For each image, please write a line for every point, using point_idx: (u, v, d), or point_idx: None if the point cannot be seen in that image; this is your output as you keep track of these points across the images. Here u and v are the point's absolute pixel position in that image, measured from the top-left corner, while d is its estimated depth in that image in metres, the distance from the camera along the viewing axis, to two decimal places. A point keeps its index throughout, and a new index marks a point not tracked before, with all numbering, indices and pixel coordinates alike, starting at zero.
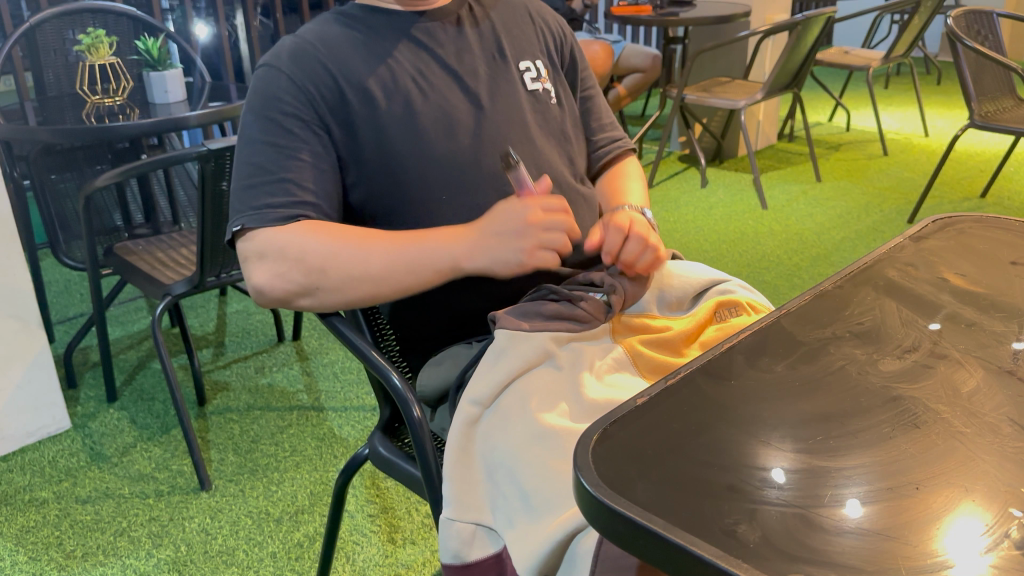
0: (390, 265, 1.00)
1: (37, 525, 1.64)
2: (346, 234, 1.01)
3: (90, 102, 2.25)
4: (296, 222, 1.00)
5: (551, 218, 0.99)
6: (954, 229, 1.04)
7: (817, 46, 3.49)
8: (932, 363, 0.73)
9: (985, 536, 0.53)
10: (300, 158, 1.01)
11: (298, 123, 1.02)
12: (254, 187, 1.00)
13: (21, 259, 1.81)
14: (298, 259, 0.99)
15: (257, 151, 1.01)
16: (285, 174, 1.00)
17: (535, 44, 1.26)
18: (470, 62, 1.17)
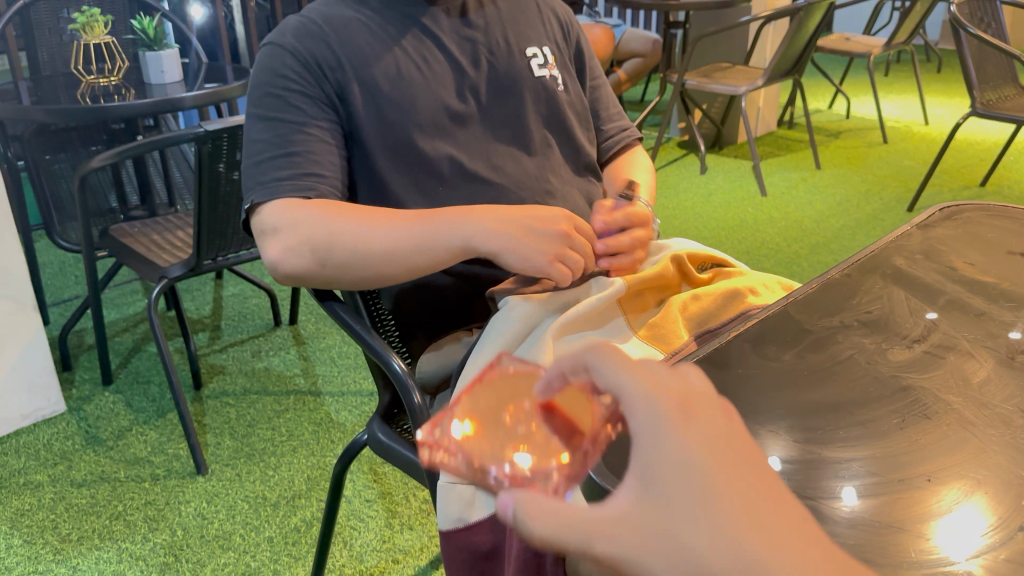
0: (399, 244, 0.97)
1: (32, 508, 1.63)
2: (352, 208, 1.00)
3: (85, 81, 2.23)
4: (312, 199, 0.99)
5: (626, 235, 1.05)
6: (961, 217, 1.03)
7: (817, 32, 3.46)
8: (943, 354, 0.72)
9: (987, 527, 0.52)
10: (308, 133, 1.01)
11: (305, 100, 1.02)
12: (263, 164, 1.01)
13: (14, 241, 1.79)
14: (307, 233, 0.97)
15: (265, 128, 1.01)
16: (296, 148, 1.00)
17: (541, 31, 1.24)
18: (475, 49, 1.14)
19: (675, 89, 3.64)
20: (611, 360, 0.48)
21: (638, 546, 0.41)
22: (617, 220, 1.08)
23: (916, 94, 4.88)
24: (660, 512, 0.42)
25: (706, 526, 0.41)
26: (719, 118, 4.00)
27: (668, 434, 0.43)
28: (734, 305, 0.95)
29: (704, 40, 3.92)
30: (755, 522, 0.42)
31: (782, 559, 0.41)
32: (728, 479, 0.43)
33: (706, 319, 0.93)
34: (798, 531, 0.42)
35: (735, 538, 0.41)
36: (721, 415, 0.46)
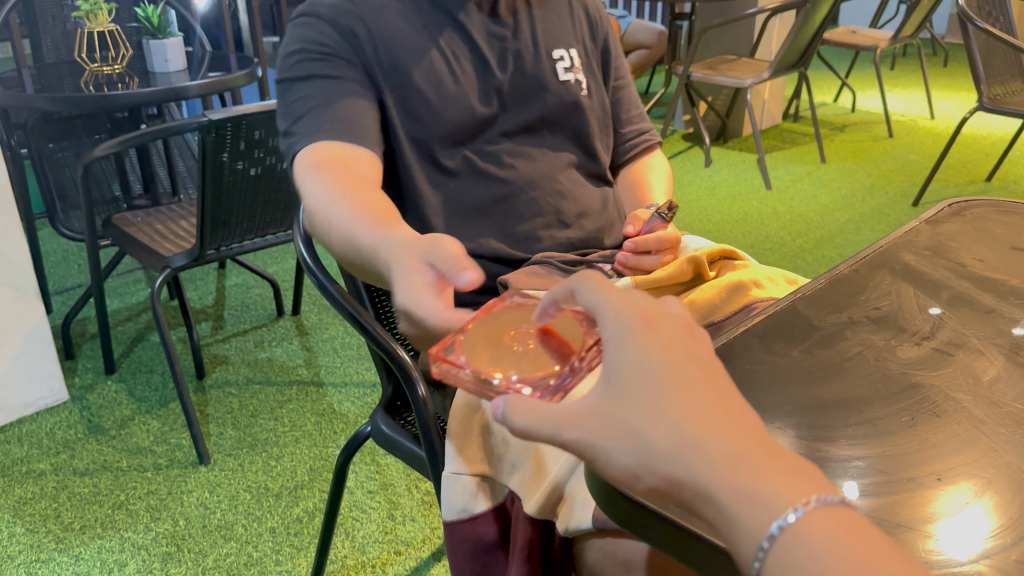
0: (338, 246, 0.87)
1: (34, 497, 1.63)
2: (333, 181, 0.92)
3: (88, 69, 2.22)
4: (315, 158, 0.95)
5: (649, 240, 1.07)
6: (969, 214, 1.02)
7: (824, 26, 3.44)
8: (952, 351, 0.71)
9: (990, 532, 0.52)
10: (349, 98, 1.01)
11: (342, 67, 1.02)
12: (301, 125, 1.00)
13: (18, 229, 1.79)
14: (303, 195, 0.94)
15: (303, 94, 1.01)
16: (328, 101, 1.00)
17: (570, 32, 1.23)
18: (503, 48, 1.14)
19: (680, 81, 3.63)
20: (591, 283, 0.53)
21: (595, 432, 0.47)
22: (651, 242, 1.07)
23: (922, 88, 4.86)
24: (615, 404, 0.47)
25: (652, 411, 0.46)
26: (724, 110, 3.99)
27: (625, 335, 0.48)
28: (738, 298, 0.94)
29: (710, 32, 3.90)
30: (699, 412, 0.46)
31: (719, 444, 0.45)
32: (679, 373, 0.47)
33: (710, 311, 0.93)
34: (739, 419, 0.47)
35: (678, 424, 0.46)
36: (685, 329, 0.50)
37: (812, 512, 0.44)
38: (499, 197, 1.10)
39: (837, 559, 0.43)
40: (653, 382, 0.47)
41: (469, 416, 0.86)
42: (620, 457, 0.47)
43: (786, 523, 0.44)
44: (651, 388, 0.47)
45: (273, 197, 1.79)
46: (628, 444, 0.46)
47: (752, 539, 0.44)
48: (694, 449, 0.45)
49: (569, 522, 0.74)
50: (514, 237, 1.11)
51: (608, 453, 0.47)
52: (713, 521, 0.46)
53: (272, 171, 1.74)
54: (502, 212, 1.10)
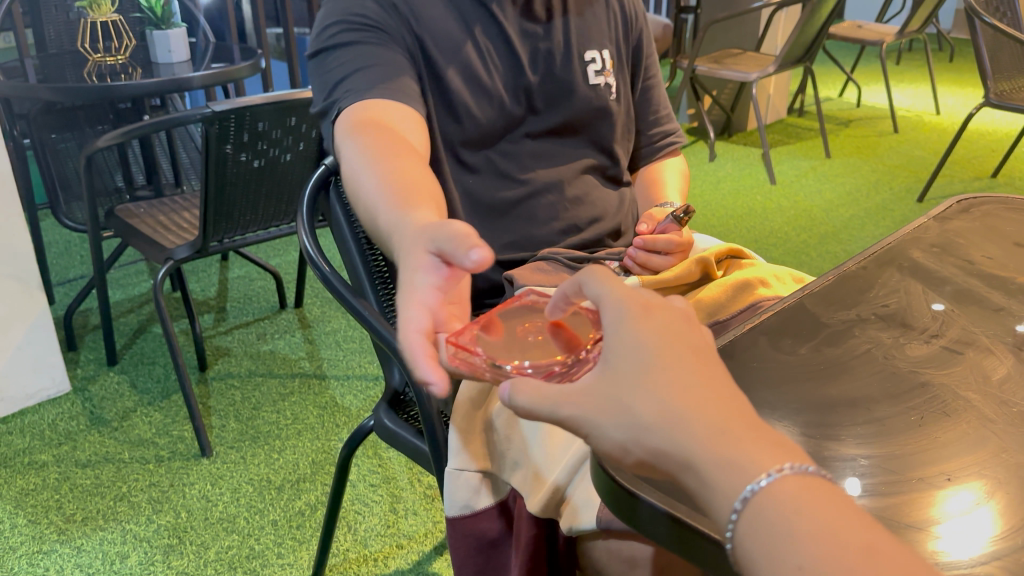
0: (367, 217, 0.85)
1: (36, 488, 1.63)
2: (370, 147, 0.90)
3: (91, 59, 2.21)
4: (361, 126, 0.93)
5: (661, 240, 1.06)
6: (977, 210, 1.01)
7: (830, 21, 3.42)
8: (961, 350, 0.71)
9: (993, 534, 0.51)
10: (397, 69, 1.00)
11: (388, 38, 1.02)
12: (354, 82, 0.98)
13: (20, 220, 1.78)
14: (345, 161, 0.91)
15: (352, 57, 1.00)
16: (374, 62, 0.99)
17: (605, 32, 1.20)
18: (535, 47, 1.12)
19: (685, 75, 3.62)
20: (597, 273, 0.54)
21: (591, 408, 0.49)
22: (661, 242, 1.06)
23: (928, 83, 4.84)
24: (611, 382, 0.49)
25: (645, 387, 0.48)
26: (729, 104, 3.97)
27: (623, 321, 0.50)
28: (744, 296, 0.93)
29: (716, 26, 3.88)
30: (688, 390, 0.48)
31: (706, 420, 0.47)
32: (672, 355, 0.49)
33: (717, 309, 0.93)
34: (725, 398, 0.48)
35: (668, 399, 0.47)
36: (683, 318, 0.52)
37: (785, 479, 0.45)
38: (507, 192, 1.09)
39: (807, 525, 0.44)
40: (648, 361, 0.48)
41: (471, 413, 0.86)
42: (613, 431, 0.48)
43: (758, 486, 0.45)
44: (644, 366, 0.48)
45: (276, 189, 1.79)
46: (620, 419, 0.48)
47: (727, 505, 0.46)
48: (682, 422, 0.47)
49: (574, 522, 0.75)
50: (522, 233, 1.10)
51: (601, 428, 0.48)
52: (695, 492, 0.47)
53: (275, 164, 1.74)
54: (516, 210, 1.10)
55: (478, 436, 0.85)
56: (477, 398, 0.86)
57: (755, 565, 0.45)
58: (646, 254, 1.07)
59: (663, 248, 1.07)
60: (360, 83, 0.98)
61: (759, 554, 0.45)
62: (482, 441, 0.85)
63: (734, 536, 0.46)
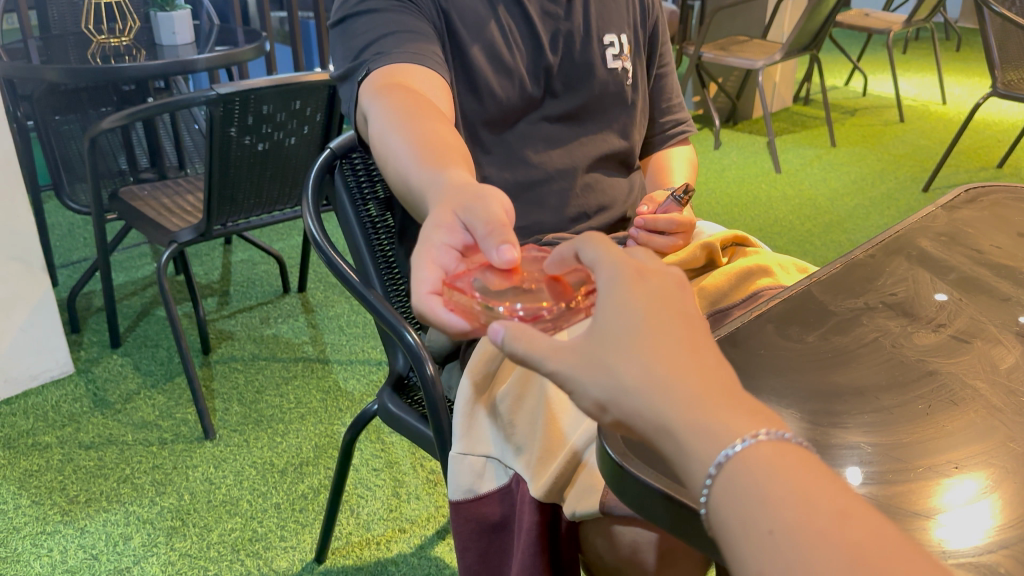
0: (394, 178, 0.84)
1: (40, 469, 1.64)
2: (393, 110, 0.89)
3: (95, 41, 2.20)
4: (391, 89, 0.92)
5: (662, 219, 1.05)
6: (985, 200, 1.01)
7: (837, 9, 3.39)
8: (970, 339, 0.71)
9: (993, 525, 0.51)
10: (423, 38, 1.00)
11: (415, 7, 1.01)
12: (384, 44, 0.98)
13: (25, 202, 1.78)
14: (377, 115, 0.90)
15: (380, 21, 0.99)
16: (407, 29, 0.99)
17: (624, 17, 1.19)
18: (555, 27, 1.11)
19: (692, 62, 3.60)
20: (595, 241, 0.55)
21: (577, 365, 0.48)
22: (662, 223, 1.05)
23: (934, 73, 4.81)
24: (598, 343, 0.48)
25: (631, 348, 0.47)
26: (734, 92, 3.96)
27: (618, 285, 0.50)
28: (747, 285, 0.93)
29: (723, 13, 3.86)
30: (673, 355, 0.47)
31: (688, 385, 0.46)
32: (663, 319, 0.48)
33: (720, 297, 0.92)
34: (709, 366, 0.47)
35: (651, 364, 0.46)
36: (678, 284, 0.51)
37: (760, 445, 0.45)
38: (518, 178, 1.09)
39: (781, 495, 0.44)
40: (636, 323, 0.48)
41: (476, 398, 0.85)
42: (593, 389, 0.47)
43: (733, 451, 0.45)
44: (632, 328, 0.47)
45: (280, 171, 1.78)
46: (602, 376, 0.47)
47: (701, 471, 0.45)
48: (662, 386, 0.46)
49: (577, 507, 0.76)
50: (531, 219, 1.09)
51: (583, 386, 0.48)
52: (671, 457, 0.47)
53: (279, 148, 1.73)
54: (528, 196, 1.09)
55: (481, 420, 0.85)
56: (481, 383, 0.85)
57: (728, 529, 0.45)
58: (650, 231, 1.06)
59: (665, 228, 1.06)
60: (391, 47, 0.97)
61: (732, 520, 0.44)
62: (485, 425, 0.85)
63: (708, 501, 0.46)
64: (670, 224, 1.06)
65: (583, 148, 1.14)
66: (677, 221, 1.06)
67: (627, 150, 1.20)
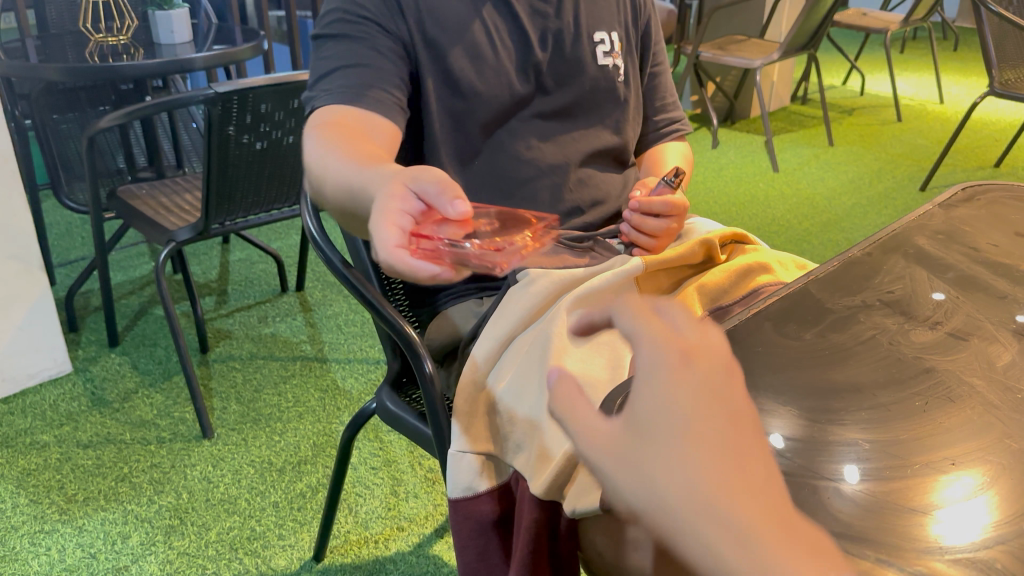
0: (332, 193, 0.86)
1: (38, 468, 1.64)
2: (318, 140, 0.91)
3: (94, 39, 2.20)
4: (333, 122, 0.93)
5: (657, 203, 1.05)
6: (982, 198, 1.01)
7: (834, 8, 3.39)
8: (967, 336, 0.71)
9: (991, 522, 0.50)
10: (380, 58, 0.98)
11: (378, 28, 1.00)
12: (333, 73, 0.98)
13: (22, 201, 1.78)
14: (321, 136, 0.90)
15: (339, 46, 0.99)
16: (361, 62, 0.97)
17: (613, 15, 1.20)
18: (545, 26, 1.12)
19: (689, 61, 3.61)
20: (632, 307, 0.45)
21: (611, 463, 0.40)
22: (656, 206, 1.05)
23: (932, 72, 4.82)
24: (637, 441, 0.40)
25: (676, 455, 0.39)
26: (732, 91, 3.96)
27: (662, 372, 0.41)
28: (746, 282, 0.94)
29: (720, 12, 3.86)
30: (723, 469, 0.39)
31: (741, 508, 0.38)
32: (713, 422, 0.40)
33: (719, 294, 0.92)
34: (764, 481, 0.40)
35: (699, 481, 0.39)
36: (730, 369, 0.43)
37: None
38: (510, 173, 1.08)
39: None
40: (682, 424, 0.40)
41: (476, 395, 0.87)
42: (628, 498, 0.40)
43: None
44: (676, 431, 0.40)
45: (277, 170, 1.78)
46: (640, 484, 0.39)
47: None
48: (709, 509, 0.38)
49: (573, 505, 0.73)
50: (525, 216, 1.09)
51: (616, 489, 0.40)
52: None
53: (277, 146, 1.73)
54: (523, 193, 1.08)
55: (481, 418, 0.87)
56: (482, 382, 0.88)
57: None
58: (645, 215, 1.06)
59: (660, 212, 1.06)
60: (339, 86, 0.96)
61: None
62: (485, 423, 0.86)
63: None
64: (664, 205, 1.06)
65: (575, 143, 1.14)
66: (670, 205, 1.07)
67: (621, 147, 1.20)
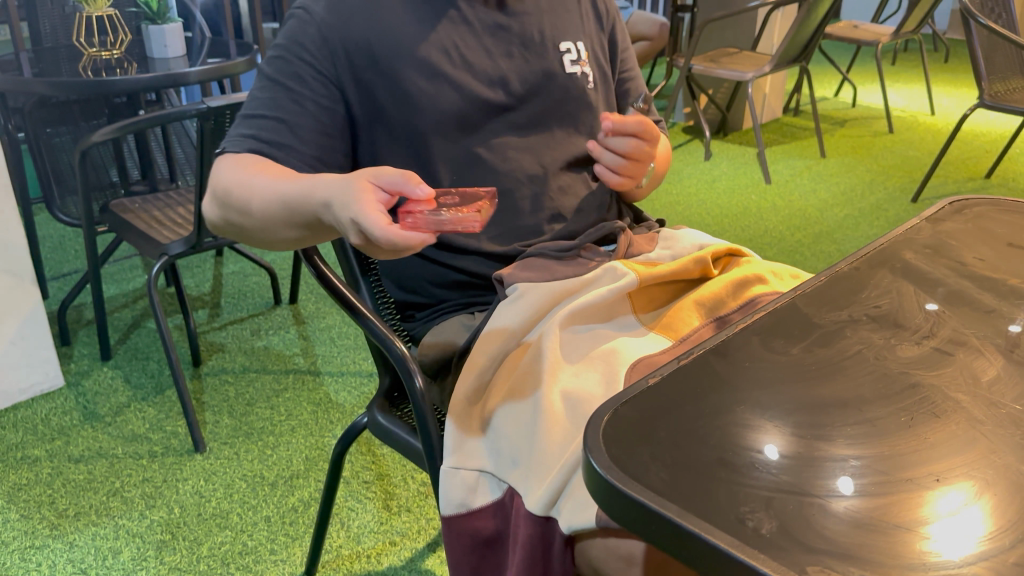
0: (275, 214, 0.90)
1: (29, 483, 1.63)
2: (248, 159, 0.93)
3: (87, 53, 2.21)
4: (256, 160, 0.93)
5: (628, 120, 1.06)
6: (970, 212, 1.02)
7: (826, 21, 3.42)
8: (952, 351, 0.72)
9: (982, 534, 0.51)
10: (304, 106, 0.95)
11: (313, 74, 0.96)
12: (251, 118, 0.95)
13: (14, 215, 1.78)
14: (250, 170, 0.92)
15: (266, 89, 0.96)
16: (282, 117, 0.94)
17: (577, 26, 1.18)
18: (529, 40, 1.11)
19: (682, 73, 3.62)
20: None
21: None
22: (629, 124, 1.06)
23: (923, 84, 4.85)
24: None
25: None
26: (724, 103, 3.98)
27: None
28: (743, 293, 0.95)
29: (713, 25, 3.88)
30: None
31: None
32: None
33: (717, 305, 0.93)
34: None
35: None
36: None
37: None
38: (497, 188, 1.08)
39: None
40: None
41: (469, 409, 0.88)
42: None
43: None
44: None
45: None
46: None
47: None
48: None
49: (570, 521, 0.73)
50: (514, 230, 1.08)
51: None
52: None
53: None
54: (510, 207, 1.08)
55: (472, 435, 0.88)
56: (473, 397, 0.89)
57: None
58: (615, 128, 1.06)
59: (629, 128, 1.06)
60: (254, 141, 0.94)
61: None
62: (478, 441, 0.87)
63: None
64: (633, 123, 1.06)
65: (558, 155, 1.12)
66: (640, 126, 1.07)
67: None
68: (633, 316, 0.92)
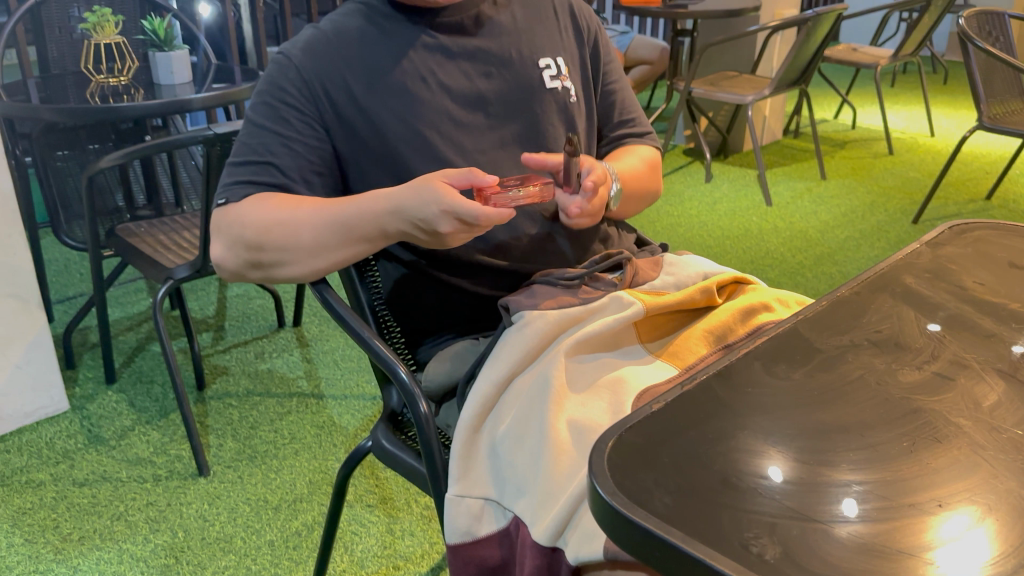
0: (329, 234, 0.95)
1: (33, 507, 1.63)
2: (268, 197, 0.95)
3: (94, 80, 2.23)
4: (279, 195, 0.96)
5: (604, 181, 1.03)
6: (970, 235, 1.03)
7: (825, 44, 3.44)
8: (954, 376, 0.72)
9: (987, 559, 0.51)
10: (292, 147, 0.97)
11: (297, 114, 0.98)
12: (243, 164, 0.97)
13: (21, 239, 1.79)
14: (277, 205, 0.95)
15: (254, 132, 0.97)
16: (271, 159, 0.96)
17: (557, 41, 1.18)
18: (531, 68, 1.12)
19: (683, 97, 3.65)
20: None
21: None
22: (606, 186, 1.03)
23: (922, 106, 4.89)
24: None
25: None
26: (724, 126, 4.02)
27: None
28: (750, 320, 0.96)
29: (713, 48, 3.92)
30: None
31: None
32: None
33: (725, 333, 0.94)
34: None
35: None
36: None
37: None
38: None
39: None
40: None
41: (474, 437, 0.89)
42: None
43: None
44: None
45: None
46: None
47: None
48: None
49: (576, 551, 0.73)
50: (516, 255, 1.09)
51: None
52: None
53: None
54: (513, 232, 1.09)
55: (477, 464, 0.88)
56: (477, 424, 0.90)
57: None
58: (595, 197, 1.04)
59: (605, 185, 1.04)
60: (251, 187, 0.95)
61: None
62: (482, 470, 0.88)
63: None
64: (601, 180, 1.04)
65: None
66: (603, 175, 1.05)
67: None
68: (640, 344, 0.93)
